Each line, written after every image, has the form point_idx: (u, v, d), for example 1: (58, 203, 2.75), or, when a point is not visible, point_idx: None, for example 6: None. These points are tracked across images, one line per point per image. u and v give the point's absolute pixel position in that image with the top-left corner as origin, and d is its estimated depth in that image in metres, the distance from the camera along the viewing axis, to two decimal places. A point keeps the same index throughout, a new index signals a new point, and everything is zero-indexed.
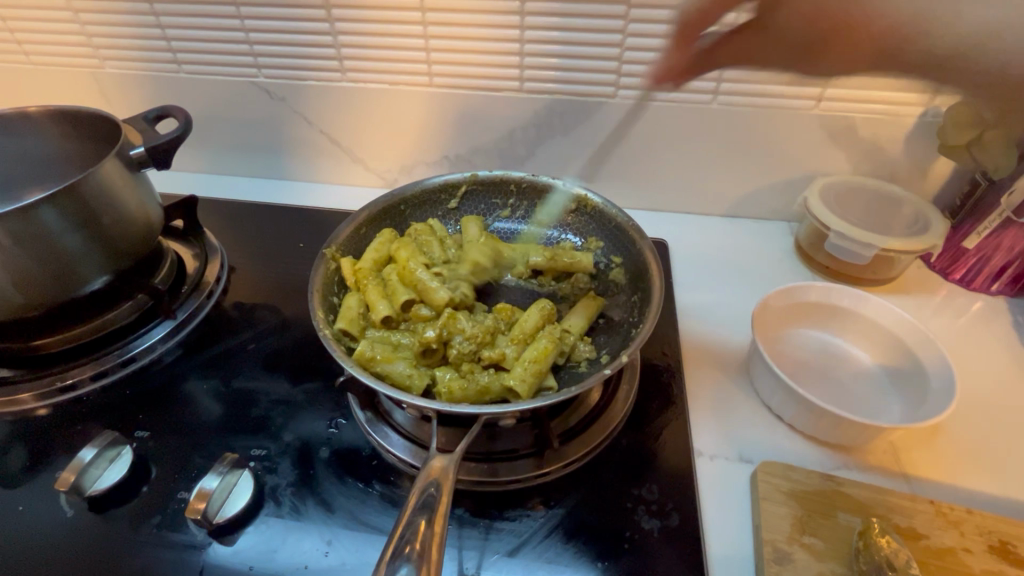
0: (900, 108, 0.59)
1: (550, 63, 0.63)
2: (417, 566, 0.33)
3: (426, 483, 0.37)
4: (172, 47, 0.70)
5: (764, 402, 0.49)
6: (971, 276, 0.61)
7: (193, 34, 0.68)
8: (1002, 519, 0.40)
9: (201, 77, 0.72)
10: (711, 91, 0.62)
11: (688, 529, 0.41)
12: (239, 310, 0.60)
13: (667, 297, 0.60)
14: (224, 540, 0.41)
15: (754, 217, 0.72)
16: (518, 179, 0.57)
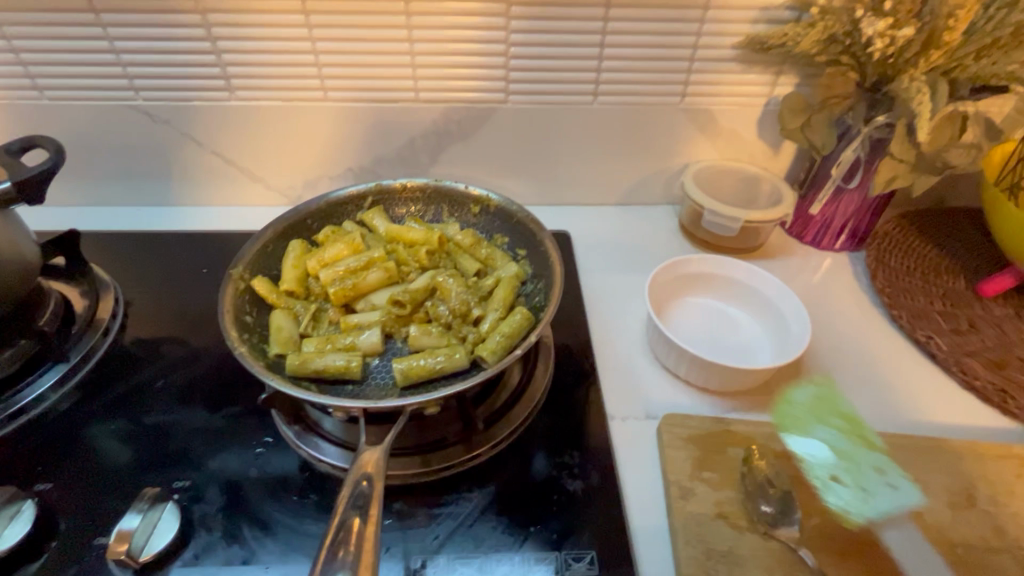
0: (748, 99, 0.70)
1: (442, 73, 0.67)
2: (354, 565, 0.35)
3: (358, 476, 0.38)
4: (30, 73, 0.65)
5: (664, 363, 0.55)
6: (819, 237, 0.73)
7: (55, 59, 0.64)
8: (853, 431, 0.49)
9: (68, 104, 0.67)
10: (591, 92, 0.69)
11: (606, 483, 0.46)
12: (141, 345, 0.57)
13: (574, 282, 0.66)
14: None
15: (642, 204, 0.80)
16: (422, 185, 0.59)
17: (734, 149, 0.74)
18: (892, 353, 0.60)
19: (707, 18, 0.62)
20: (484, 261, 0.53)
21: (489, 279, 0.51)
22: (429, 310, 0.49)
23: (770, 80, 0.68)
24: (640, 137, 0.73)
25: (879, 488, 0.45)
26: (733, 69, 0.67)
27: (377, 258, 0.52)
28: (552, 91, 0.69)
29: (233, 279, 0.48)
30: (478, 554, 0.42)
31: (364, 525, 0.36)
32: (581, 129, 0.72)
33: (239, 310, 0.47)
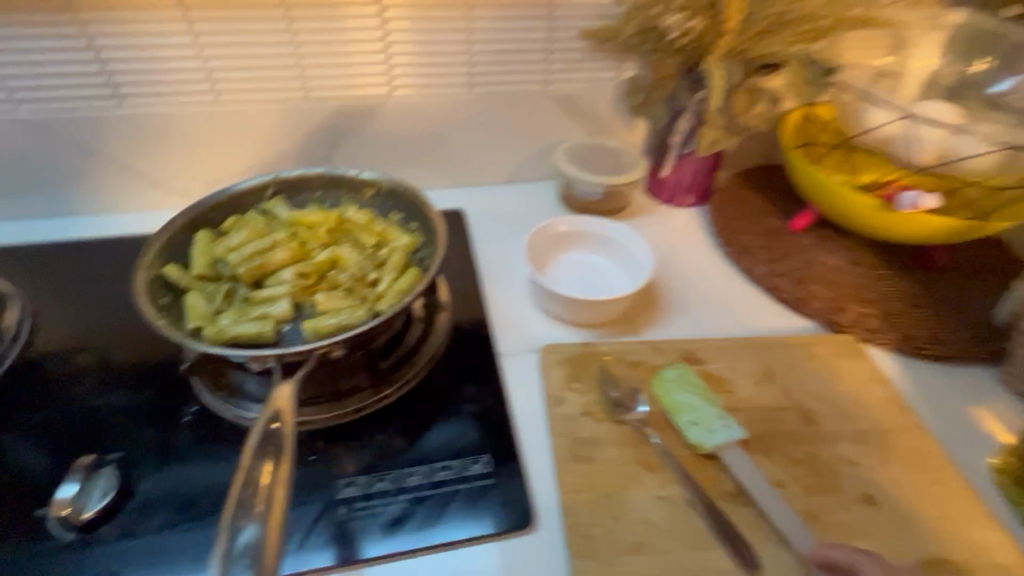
0: (601, 82, 0.82)
1: (328, 72, 0.73)
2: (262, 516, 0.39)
3: (269, 418, 0.43)
4: None
5: (544, 308, 0.66)
6: (673, 196, 0.87)
7: None
8: (688, 340, 0.62)
9: None
10: (467, 83, 0.78)
11: (497, 403, 0.55)
12: (53, 349, 0.60)
13: (468, 251, 0.75)
14: (94, 533, 0.45)
15: (527, 181, 0.90)
16: (318, 174, 0.66)
17: (597, 127, 0.87)
18: (726, 281, 0.74)
19: (554, 16, 0.74)
20: (380, 235, 0.61)
21: (384, 249, 0.59)
22: (333, 280, 0.56)
23: (616, 66, 0.80)
24: (515, 120, 0.83)
25: (717, 428, 0.52)
26: (584, 58, 0.79)
27: (281, 240, 0.58)
28: (432, 84, 0.77)
29: (144, 267, 0.52)
30: (392, 471, 0.50)
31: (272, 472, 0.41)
32: (463, 116, 0.81)
33: (153, 294, 0.52)
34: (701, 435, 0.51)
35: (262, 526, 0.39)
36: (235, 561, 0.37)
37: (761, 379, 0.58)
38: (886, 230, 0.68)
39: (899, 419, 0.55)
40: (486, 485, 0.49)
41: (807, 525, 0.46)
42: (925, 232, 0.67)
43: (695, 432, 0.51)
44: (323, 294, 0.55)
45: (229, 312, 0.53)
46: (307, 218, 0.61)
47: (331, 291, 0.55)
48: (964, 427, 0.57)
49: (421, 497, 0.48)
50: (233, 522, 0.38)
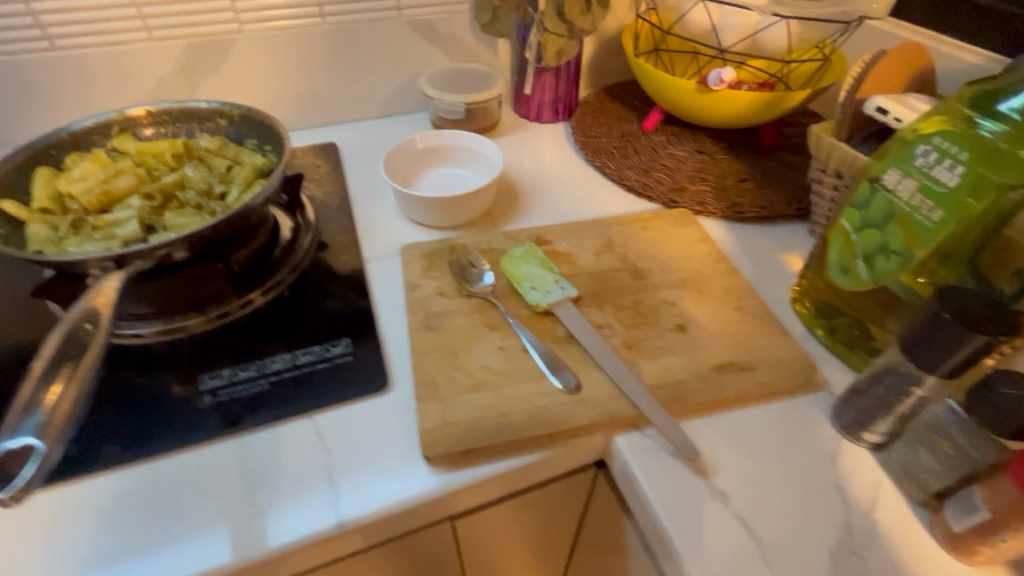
0: (453, 6, 0.85)
1: (168, 10, 0.73)
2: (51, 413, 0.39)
3: (78, 320, 0.43)
4: None
5: (408, 217, 0.70)
6: (539, 113, 0.92)
7: None
8: (540, 227, 0.68)
9: None
10: (318, 14, 0.80)
11: (360, 297, 0.60)
12: None
13: (339, 178, 0.78)
14: None
15: (401, 113, 0.93)
16: (166, 108, 0.66)
17: (459, 52, 0.90)
18: (585, 180, 0.81)
19: None
20: (231, 158, 0.62)
21: (234, 169, 0.61)
22: (181, 200, 0.58)
23: None
24: (376, 50, 0.86)
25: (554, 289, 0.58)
26: None
27: (124, 168, 0.59)
28: (282, 17, 0.78)
29: None
30: (254, 363, 0.53)
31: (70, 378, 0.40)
32: (321, 50, 0.83)
33: None
34: (539, 296, 0.57)
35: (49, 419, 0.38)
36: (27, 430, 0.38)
37: (600, 250, 0.64)
38: (704, 115, 0.76)
39: (715, 268, 0.63)
40: (345, 362, 0.53)
41: (625, 353, 0.53)
42: (735, 117, 0.75)
43: (534, 294, 0.57)
44: (171, 213, 0.56)
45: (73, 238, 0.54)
46: (153, 147, 0.62)
47: (179, 209, 0.57)
48: (774, 270, 0.66)
49: (282, 378, 0.52)
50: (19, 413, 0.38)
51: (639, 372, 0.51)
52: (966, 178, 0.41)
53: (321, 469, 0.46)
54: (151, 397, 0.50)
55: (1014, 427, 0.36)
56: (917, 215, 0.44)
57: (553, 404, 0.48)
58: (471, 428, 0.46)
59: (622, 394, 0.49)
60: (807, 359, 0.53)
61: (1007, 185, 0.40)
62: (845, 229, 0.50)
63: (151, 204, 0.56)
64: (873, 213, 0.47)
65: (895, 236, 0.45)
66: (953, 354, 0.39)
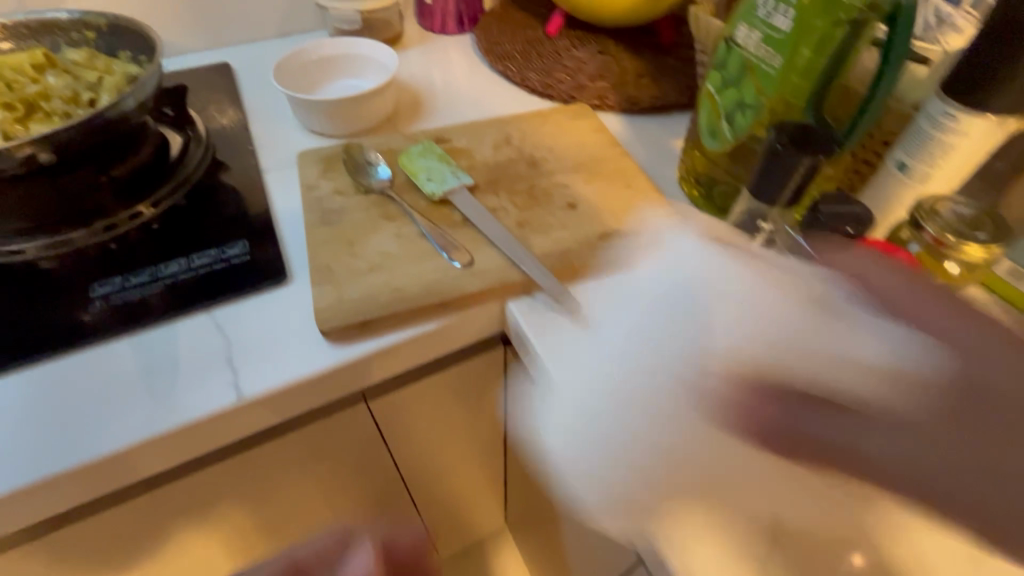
0: None
1: None
2: None
3: None
4: None
5: (307, 127, 0.69)
6: (444, 25, 0.90)
7: None
8: (440, 127, 0.68)
9: None
10: None
11: (257, 204, 0.59)
12: None
13: (236, 96, 0.75)
14: None
15: (302, 31, 0.89)
16: (22, 20, 0.62)
17: None
18: (490, 86, 0.81)
19: None
20: (100, 68, 0.59)
21: (103, 78, 0.58)
22: (45, 110, 0.55)
23: None
24: None
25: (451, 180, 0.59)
26: None
27: None
28: None
29: None
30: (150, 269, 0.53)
31: None
32: None
33: None
34: (435, 186, 0.58)
35: None
36: None
37: (498, 144, 0.66)
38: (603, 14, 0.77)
39: (608, 153, 0.65)
40: (244, 262, 0.54)
41: (518, 231, 0.56)
42: None
43: (430, 184, 0.58)
44: (33, 122, 0.53)
45: None
46: (10, 58, 0.58)
47: (43, 119, 0.54)
48: (666, 155, 0.69)
49: (178, 282, 0.52)
50: None
51: (530, 245, 0.54)
52: (797, 22, 0.44)
53: (222, 356, 0.47)
54: (41, 306, 0.49)
55: (833, 237, 0.42)
56: (762, 65, 0.47)
57: (446, 277, 0.50)
58: (364, 304, 0.48)
59: (512, 263, 0.52)
60: (686, 225, 0.57)
61: (831, 24, 0.44)
62: (711, 93, 0.53)
63: (10, 114, 0.53)
64: (729, 71, 0.50)
65: (748, 89, 0.49)
66: (787, 183, 0.43)
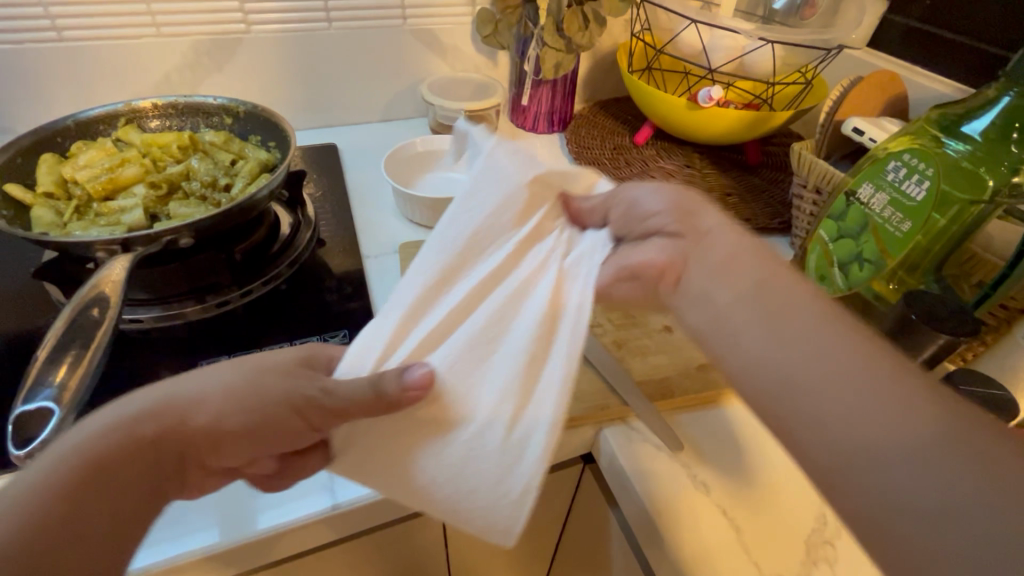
0: (457, 19, 0.88)
1: (180, 10, 0.74)
2: (57, 394, 0.41)
3: (88, 304, 0.45)
4: None
5: (407, 217, 0.72)
6: (535, 125, 0.95)
7: None
8: None
9: None
10: (326, 26, 0.82)
11: (358, 290, 0.61)
12: None
13: (339, 179, 0.80)
14: None
15: (403, 117, 0.96)
16: (172, 102, 0.67)
17: (462, 61, 0.93)
18: None
19: None
20: (236, 154, 0.64)
21: (240, 165, 0.63)
22: (187, 191, 0.59)
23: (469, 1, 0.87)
24: (381, 57, 0.88)
25: None
26: None
27: (132, 157, 0.60)
28: (291, 25, 0.81)
29: None
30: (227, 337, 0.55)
31: (77, 361, 0.43)
32: (330, 57, 0.86)
33: None
34: None
35: (58, 395, 0.41)
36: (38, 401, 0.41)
37: None
38: (695, 133, 0.80)
39: None
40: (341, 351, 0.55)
41: (615, 351, 0.56)
42: (725, 133, 0.78)
43: None
44: (177, 203, 0.58)
45: (79, 223, 0.55)
46: (160, 139, 0.63)
47: (186, 201, 0.58)
48: None
49: None
50: (30, 389, 0.41)
51: (627, 367, 0.54)
52: (932, 192, 0.45)
53: None
54: (137, 377, 0.51)
55: None
56: (888, 226, 0.48)
57: None
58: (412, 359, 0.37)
59: (612, 389, 0.52)
60: None
61: (969, 200, 0.45)
62: (823, 239, 0.53)
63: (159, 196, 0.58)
64: (849, 224, 0.50)
65: (868, 246, 0.49)
66: (923, 356, 0.42)
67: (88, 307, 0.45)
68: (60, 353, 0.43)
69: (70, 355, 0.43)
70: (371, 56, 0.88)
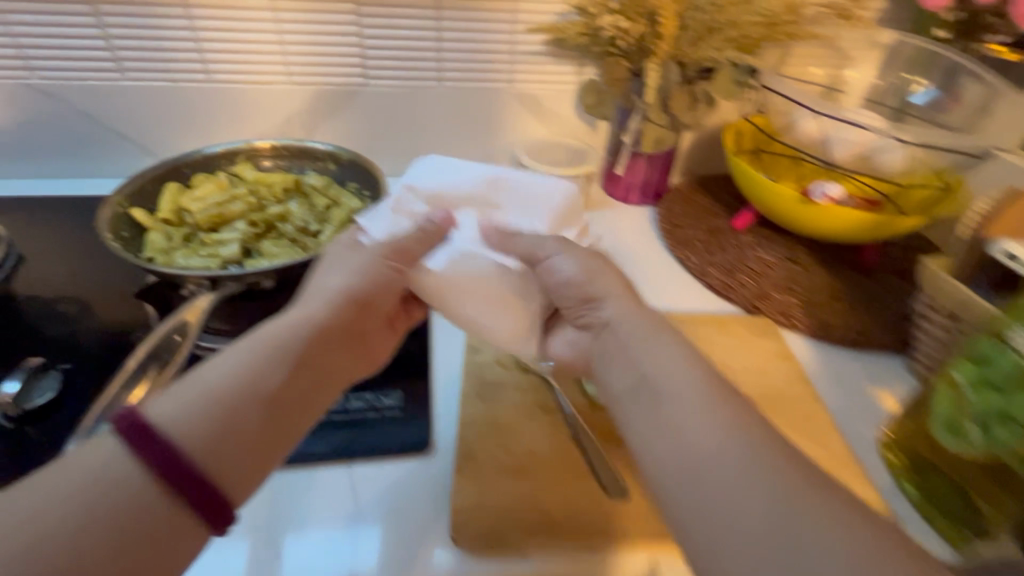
0: (563, 84, 0.89)
1: (310, 63, 0.81)
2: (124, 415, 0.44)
3: (171, 330, 0.48)
4: None
5: None
6: (627, 195, 0.92)
7: None
8: None
9: None
10: (436, 84, 0.86)
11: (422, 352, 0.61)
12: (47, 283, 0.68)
13: None
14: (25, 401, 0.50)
15: None
16: (286, 144, 0.72)
17: (562, 125, 0.93)
18: (664, 268, 0.79)
19: (518, 22, 0.81)
20: (331, 199, 0.67)
21: (333, 211, 0.65)
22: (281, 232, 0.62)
23: (576, 69, 0.87)
24: (482, 117, 0.91)
25: None
26: (546, 61, 0.86)
27: (240, 195, 0.64)
28: (404, 82, 0.85)
29: (111, 203, 0.59)
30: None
31: (156, 374, 0.46)
32: (437, 115, 0.90)
33: (115, 228, 0.58)
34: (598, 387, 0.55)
35: None
36: (102, 428, 0.43)
37: None
38: (805, 227, 0.72)
39: (795, 390, 0.58)
40: (392, 415, 0.53)
41: None
42: (843, 227, 0.70)
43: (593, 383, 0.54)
44: (270, 242, 0.61)
45: (183, 251, 0.59)
46: (268, 179, 0.67)
47: (278, 241, 0.61)
48: (861, 408, 0.60)
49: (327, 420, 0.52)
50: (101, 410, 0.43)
51: None
52: None
53: (349, 527, 0.45)
54: None
55: None
56: None
57: (595, 509, 0.46)
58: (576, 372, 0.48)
59: None
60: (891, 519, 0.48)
61: None
62: (961, 382, 0.44)
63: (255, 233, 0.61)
64: (997, 371, 0.41)
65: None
66: None
67: (172, 333, 0.48)
68: (141, 371, 0.46)
69: (152, 367, 0.47)
70: (474, 114, 0.90)
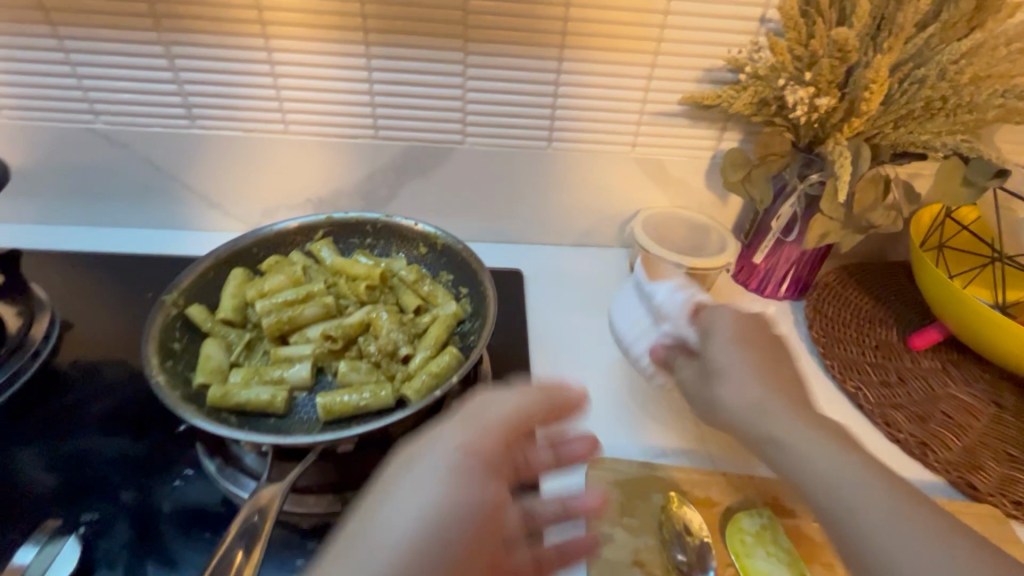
0: (696, 151, 0.73)
1: (402, 117, 0.69)
2: None
3: (251, 510, 0.39)
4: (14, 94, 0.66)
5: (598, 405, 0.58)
6: (763, 287, 0.74)
7: (36, 86, 0.65)
8: (778, 480, 0.53)
9: (43, 123, 0.68)
10: (544, 145, 0.72)
11: None
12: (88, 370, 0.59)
13: (521, 323, 0.68)
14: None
15: (601, 245, 0.82)
16: (373, 220, 0.59)
17: (687, 197, 0.77)
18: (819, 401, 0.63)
19: (654, 76, 0.66)
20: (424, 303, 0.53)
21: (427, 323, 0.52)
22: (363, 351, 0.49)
23: (716, 134, 0.71)
24: (593, 182, 0.76)
25: None
26: (681, 123, 0.71)
27: (316, 293, 0.52)
28: (507, 142, 0.72)
29: (164, 305, 0.48)
30: None
31: (245, 557, 0.37)
32: (540, 179, 0.76)
33: (166, 338, 0.47)
34: None
35: None
36: None
37: None
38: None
39: None
40: None
41: None
42: None
43: None
44: (348, 367, 0.48)
45: (243, 373, 0.47)
46: (351, 270, 0.54)
47: (359, 364, 0.48)
48: None
49: None
50: None
51: None
52: None
53: None
54: None
55: None
56: None
57: None
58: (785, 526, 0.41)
59: None
60: None
61: None
62: None
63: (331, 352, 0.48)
64: None
65: None
66: None
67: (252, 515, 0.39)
68: (224, 560, 0.37)
69: (240, 548, 0.38)
70: (584, 178, 0.76)
